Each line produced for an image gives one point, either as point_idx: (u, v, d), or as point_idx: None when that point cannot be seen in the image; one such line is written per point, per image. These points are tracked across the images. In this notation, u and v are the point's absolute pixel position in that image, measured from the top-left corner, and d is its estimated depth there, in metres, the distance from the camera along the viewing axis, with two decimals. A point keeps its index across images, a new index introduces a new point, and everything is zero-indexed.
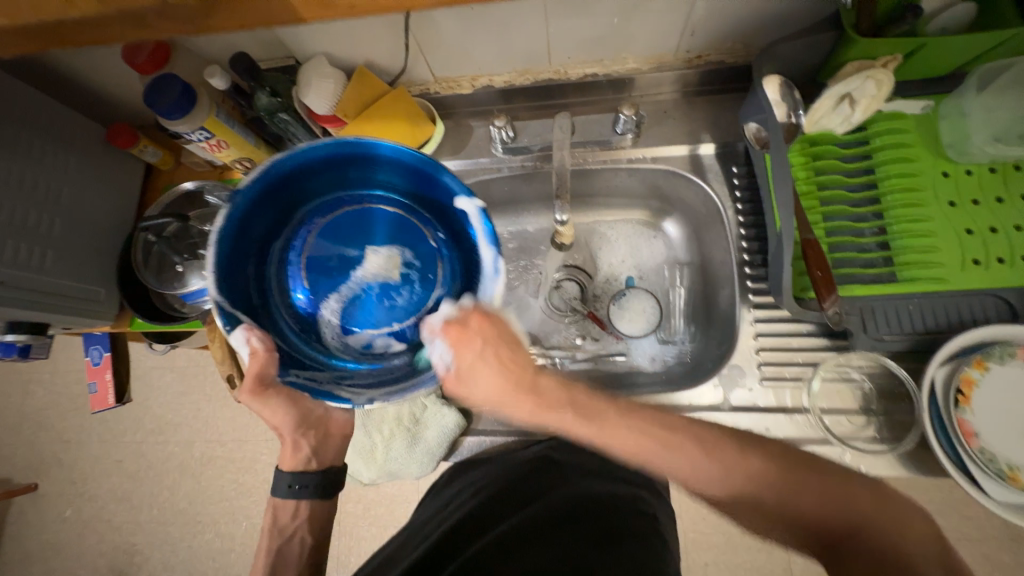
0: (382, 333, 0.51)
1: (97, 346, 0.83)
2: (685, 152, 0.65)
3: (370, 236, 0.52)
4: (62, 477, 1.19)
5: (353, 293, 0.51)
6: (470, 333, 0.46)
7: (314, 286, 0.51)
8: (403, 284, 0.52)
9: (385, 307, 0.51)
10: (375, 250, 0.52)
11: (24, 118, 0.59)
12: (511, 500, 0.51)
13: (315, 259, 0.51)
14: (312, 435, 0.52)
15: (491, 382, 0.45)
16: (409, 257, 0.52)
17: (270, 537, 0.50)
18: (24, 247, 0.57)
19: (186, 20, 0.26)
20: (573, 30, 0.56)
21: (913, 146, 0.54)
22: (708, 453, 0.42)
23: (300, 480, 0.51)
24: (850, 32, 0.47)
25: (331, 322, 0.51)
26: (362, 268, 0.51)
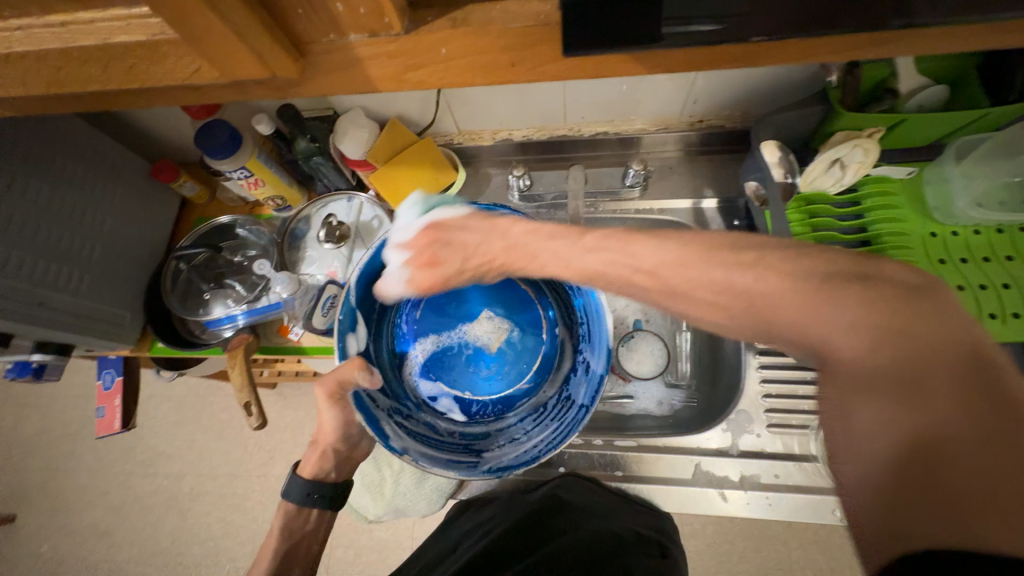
0: (450, 394, 0.55)
1: (109, 370, 0.84)
2: (689, 205, 0.69)
3: (492, 306, 0.57)
4: (42, 509, 1.15)
5: (447, 344, 0.56)
6: (433, 238, 0.48)
7: (424, 323, 0.56)
8: (489, 360, 0.56)
9: (465, 375, 0.56)
10: (488, 320, 0.57)
11: (81, 154, 0.64)
12: (522, 538, 0.53)
13: (441, 300, 0.57)
14: (345, 451, 0.52)
15: (482, 255, 0.47)
16: (509, 340, 0.57)
17: (280, 539, 0.50)
18: (64, 270, 0.60)
19: (278, 88, 0.31)
20: (587, 94, 0.63)
21: (902, 208, 0.59)
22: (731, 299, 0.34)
23: (318, 489, 0.51)
24: (837, 106, 0.53)
25: (417, 358, 0.55)
26: (471, 330, 0.57)
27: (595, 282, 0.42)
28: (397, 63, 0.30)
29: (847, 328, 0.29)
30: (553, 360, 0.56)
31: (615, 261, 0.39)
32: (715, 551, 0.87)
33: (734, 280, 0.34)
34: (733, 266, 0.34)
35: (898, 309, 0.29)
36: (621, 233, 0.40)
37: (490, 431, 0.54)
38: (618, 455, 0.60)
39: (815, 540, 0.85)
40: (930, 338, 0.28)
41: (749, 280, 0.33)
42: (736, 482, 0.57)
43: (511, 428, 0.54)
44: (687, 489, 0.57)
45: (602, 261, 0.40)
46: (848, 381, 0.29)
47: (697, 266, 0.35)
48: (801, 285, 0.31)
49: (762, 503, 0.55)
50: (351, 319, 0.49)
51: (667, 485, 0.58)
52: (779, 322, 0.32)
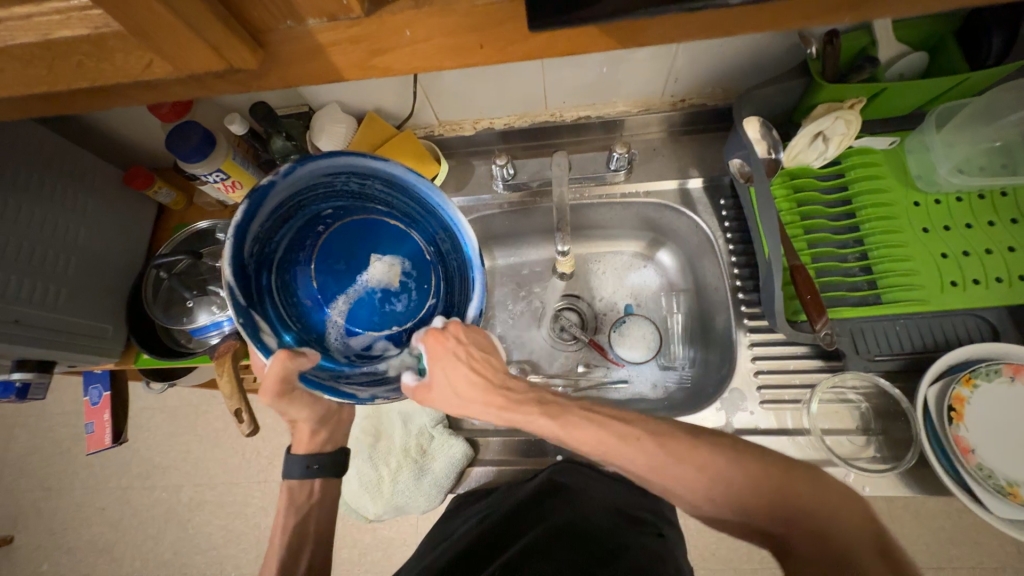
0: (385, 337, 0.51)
1: (96, 384, 0.82)
2: (674, 186, 0.69)
3: (375, 243, 0.52)
4: (40, 528, 1.14)
5: (358, 298, 0.51)
6: (447, 342, 0.47)
7: (320, 286, 0.50)
8: (404, 293, 0.52)
9: (387, 314, 0.51)
10: (379, 258, 0.52)
11: (48, 163, 0.62)
12: (515, 518, 0.53)
13: (327, 262, 0.50)
14: (332, 416, 0.55)
15: (457, 397, 0.47)
16: (408, 267, 0.53)
17: (288, 514, 0.53)
18: (38, 285, 0.59)
19: (241, 81, 0.30)
20: (567, 79, 0.61)
21: (884, 179, 0.59)
22: (669, 472, 0.43)
23: (316, 459, 0.54)
24: (818, 79, 0.52)
25: (336, 323, 0.50)
26: (367, 274, 0.52)
27: (584, 447, 0.46)
28: (363, 48, 0.29)
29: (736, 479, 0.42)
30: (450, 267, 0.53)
31: (597, 429, 0.45)
32: (714, 527, 0.89)
33: (698, 474, 0.43)
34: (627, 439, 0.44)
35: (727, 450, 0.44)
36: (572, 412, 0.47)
37: None
38: None
39: None
40: (793, 490, 0.41)
41: (708, 484, 0.43)
42: None
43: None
44: None
45: (586, 432, 0.45)
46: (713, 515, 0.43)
47: (684, 443, 0.44)
48: (708, 450, 0.44)
49: None
50: (250, 320, 0.43)
51: None
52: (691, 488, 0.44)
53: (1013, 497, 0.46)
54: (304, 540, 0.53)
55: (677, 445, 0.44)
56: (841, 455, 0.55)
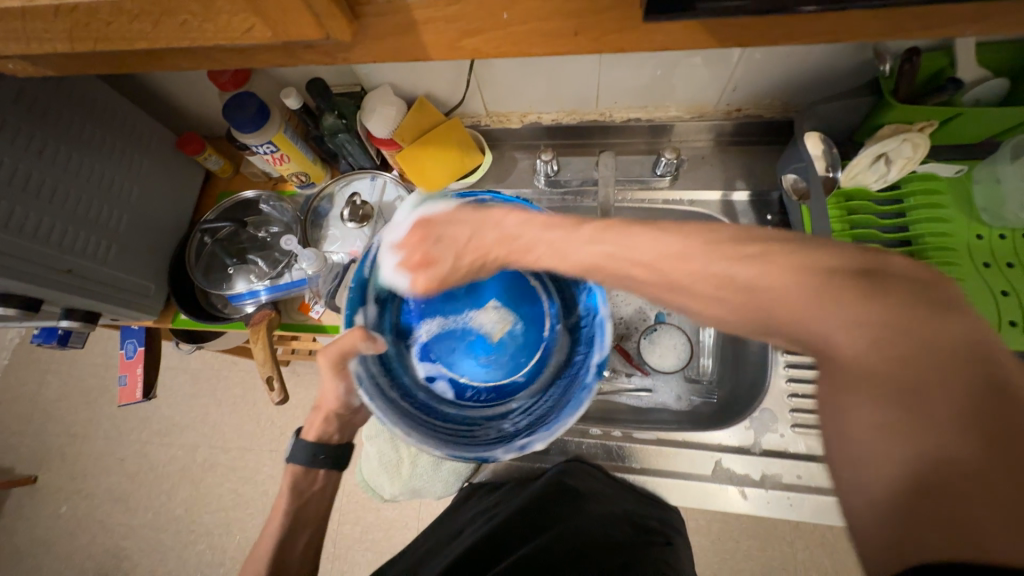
0: (449, 376, 0.55)
1: (132, 339, 0.85)
2: (718, 197, 0.67)
3: (501, 293, 0.56)
4: (63, 472, 1.19)
5: (453, 329, 0.56)
6: (423, 241, 0.48)
7: (431, 304, 0.56)
8: (491, 348, 0.56)
9: (466, 361, 0.55)
10: (491, 308, 0.56)
11: (110, 122, 0.64)
12: (524, 522, 0.52)
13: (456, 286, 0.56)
14: (346, 414, 0.55)
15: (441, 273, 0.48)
16: (514, 331, 0.56)
17: (289, 498, 0.54)
18: (92, 238, 0.61)
19: (327, 52, 0.30)
20: (621, 78, 0.60)
21: (947, 208, 0.57)
22: (673, 270, 0.34)
23: (323, 450, 0.54)
24: (888, 98, 0.50)
25: (422, 337, 0.56)
26: (475, 314, 0.56)
27: (591, 274, 0.41)
28: (454, 28, 0.29)
29: (846, 327, 0.27)
30: (566, 350, 0.55)
31: (611, 251, 0.38)
32: (720, 547, 0.87)
33: (701, 267, 0.33)
34: (733, 260, 0.32)
35: (915, 302, 0.27)
36: (620, 224, 0.39)
37: (484, 419, 0.53)
38: (635, 447, 0.59)
39: (821, 542, 0.84)
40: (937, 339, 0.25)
41: (751, 274, 0.31)
42: (757, 480, 0.55)
43: (507, 421, 0.51)
44: (699, 485, 0.56)
45: (598, 253, 0.39)
46: (845, 379, 0.27)
47: (698, 256, 0.33)
48: (679, 254, 0.34)
49: (782, 503, 0.54)
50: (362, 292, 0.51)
51: (685, 480, 0.57)
52: (779, 318, 0.30)
53: None
54: (301, 527, 0.54)
55: (697, 261, 0.33)
56: None
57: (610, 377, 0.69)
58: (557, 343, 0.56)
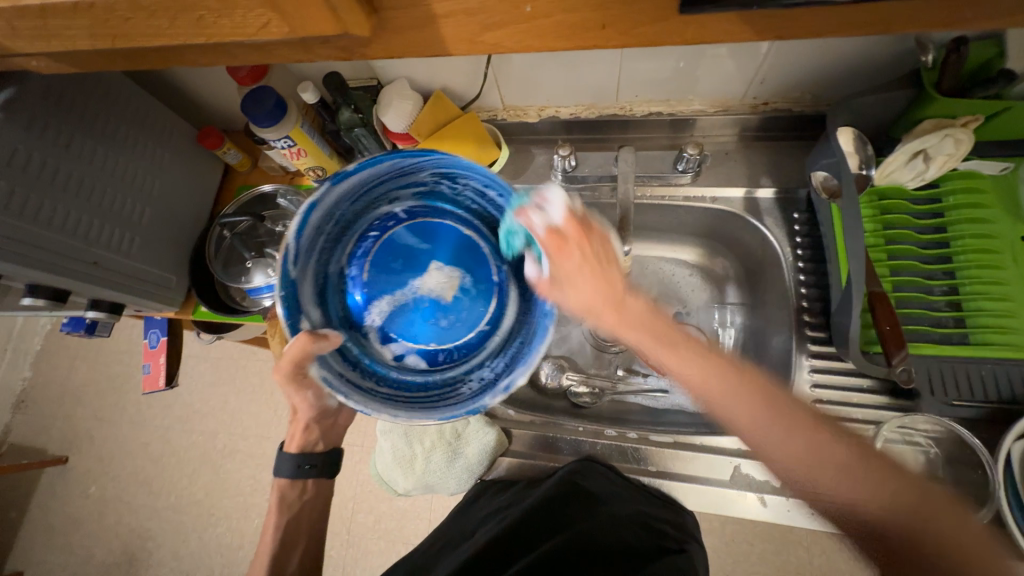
0: (417, 347, 0.52)
1: (155, 330, 0.88)
2: (742, 194, 0.65)
3: (436, 252, 0.53)
4: (91, 455, 1.23)
5: (405, 301, 0.52)
6: (570, 246, 0.47)
7: (372, 283, 0.52)
8: (448, 308, 0.53)
9: (429, 326, 0.52)
10: (437, 267, 0.53)
11: (133, 116, 0.65)
12: (530, 525, 0.51)
13: (389, 257, 0.52)
14: (325, 420, 0.55)
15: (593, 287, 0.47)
16: (465, 283, 0.53)
17: (278, 512, 0.54)
18: (116, 231, 0.62)
19: (344, 47, 0.30)
20: (644, 71, 0.58)
21: (989, 207, 0.53)
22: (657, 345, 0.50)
23: (308, 459, 0.54)
24: (930, 91, 0.47)
25: (375, 322, 0.51)
26: (420, 279, 0.52)
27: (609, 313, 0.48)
28: (475, 22, 0.28)
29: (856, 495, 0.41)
30: (516, 286, 0.53)
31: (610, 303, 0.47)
32: (733, 549, 0.85)
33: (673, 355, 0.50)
34: (706, 362, 0.49)
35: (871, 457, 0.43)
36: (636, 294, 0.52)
37: (458, 378, 0.50)
38: (651, 449, 0.58)
39: (839, 548, 0.82)
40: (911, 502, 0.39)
41: (688, 358, 0.50)
42: (777, 487, 0.54)
43: (482, 376, 0.50)
44: (717, 490, 0.55)
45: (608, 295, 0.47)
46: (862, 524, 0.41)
47: (674, 334, 0.51)
48: (670, 348, 0.50)
49: (802, 511, 0.53)
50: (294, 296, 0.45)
51: (701, 484, 0.56)
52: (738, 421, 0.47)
53: None
54: (296, 541, 0.55)
55: (668, 335, 0.50)
56: None
57: (626, 375, 0.69)
58: (510, 290, 0.53)
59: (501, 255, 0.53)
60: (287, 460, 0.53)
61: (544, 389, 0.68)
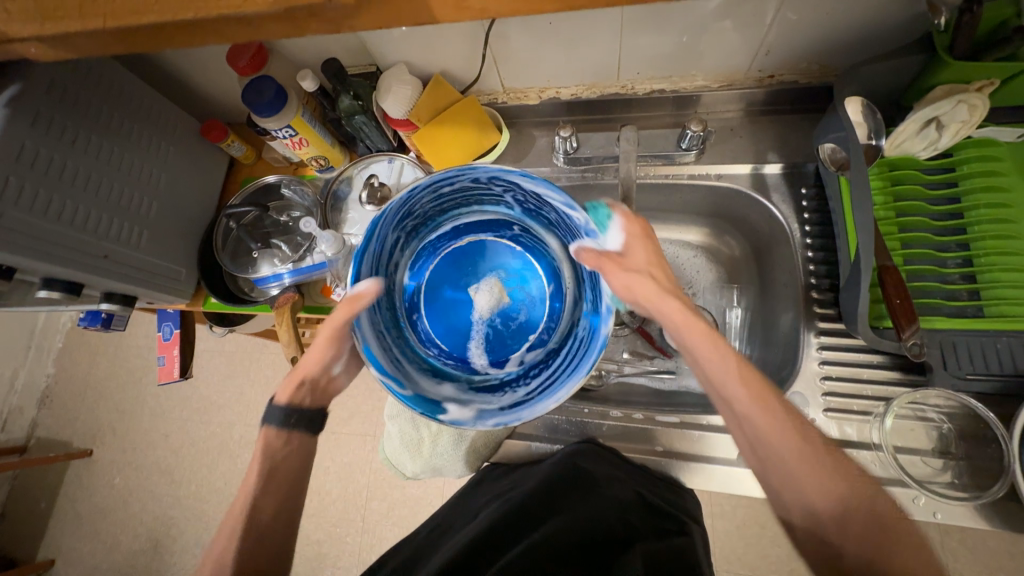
0: (525, 347, 0.52)
1: (168, 322, 0.89)
2: (748, 171, 0.64)
3: (471, 275, 0.54)
4: (114, 446, 1.27)
5: (484, 328, 0.52)
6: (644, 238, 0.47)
7: (452, 340, 0.52)
8: (517, 303, 0.53)
9: (517, 326, 0.53)
10: (477, 289, 0.53)
11: (138, 110, 0.66)
12: (531, 507, 0.52)
13: (445, 317, 0.53)
14: (321, 380, 0.53)
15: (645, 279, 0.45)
16: (504, 274, 0.54)
17: (258, 458, 0.49)
18: (125, 224, 0.63)
19: (331, 20, 0.30)
20: (645, 46, 0.57)
21: (1007, 175, 0.51)
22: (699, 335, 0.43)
23: (296, 412, 0.51)
24: (942, 54, 0.45)
25: (482, 361, 0.52)
26: (478, 307, 0.53)
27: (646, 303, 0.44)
28: None
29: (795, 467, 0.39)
30: (535, 238, 0.53)
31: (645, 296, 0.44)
32: (746, 532, 0.85)
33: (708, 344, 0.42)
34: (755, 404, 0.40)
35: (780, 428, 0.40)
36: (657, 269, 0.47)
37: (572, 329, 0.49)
38: (658, 429, 0.58)
39: None
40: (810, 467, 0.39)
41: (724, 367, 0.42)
42: None
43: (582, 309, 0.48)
44: (724, 470, 0.55)
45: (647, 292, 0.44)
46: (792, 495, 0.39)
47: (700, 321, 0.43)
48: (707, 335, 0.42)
49: None
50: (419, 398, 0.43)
51: (706, 463, 0.56)
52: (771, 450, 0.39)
53: None
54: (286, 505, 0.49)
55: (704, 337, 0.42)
56: (915, 476, 0.51)
57: (632, 359, 0.68)
58: (538, 239, 0.53)
59: (504, 218, 0.53)
60: (275, 406, 0.50)
61: None
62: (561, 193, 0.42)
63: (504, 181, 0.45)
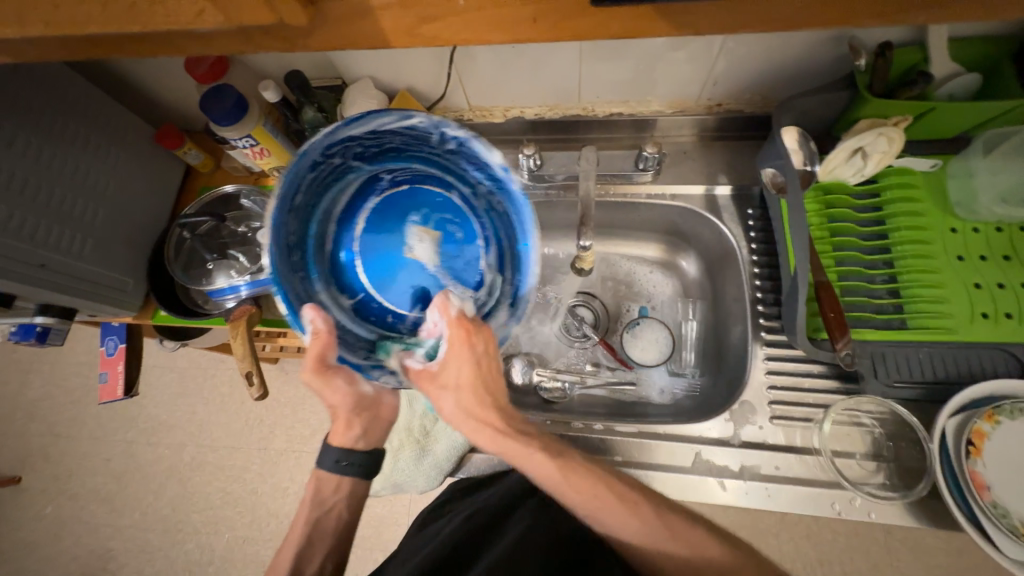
0: (486, 252, 0.49)
1: (113, 336, 0.84)
2: (701, 191, 0.67)
3: (397, 241, 0.47)
4: (46, 473, 1.17)
5: (443, 266, 0.48)
6: (475, 337, 0.43)
7: (431, 300, 0.48)
8: (449, 227, 0.49)
9: (467, 245, 0.49)
10: (412, 247, 0.47)
11: (87, 114, 0.63)
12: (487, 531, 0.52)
13: (404, 288, 0.47)
14: (367, 412, 0.49)
15: (466, 394, 0.44)
16: (420, 218, 0.48)
17: (311, 507, 0.52)
18: (66, 233, 0.60)
19: (287, 38, 0.30)
20: (602, 73, 0.60)
21: (922, 201, 0.57)
22: (528, 461, 0.45)
23: (348, 457, 0.50)
24: (864, 91, 0.50)
25: (467, 293, 0.48)
26: (421, 260, 0.48)
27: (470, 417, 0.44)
28: (412, 13, 0.30)
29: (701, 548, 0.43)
30: (402, 171, 0.49)
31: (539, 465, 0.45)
32: None
33: (567, 479, 0.45)
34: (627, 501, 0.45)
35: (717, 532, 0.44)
36: (513, 432, 0.45)
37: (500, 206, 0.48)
38: (617, 441, 0.59)
39: (806, 534, 0.84)
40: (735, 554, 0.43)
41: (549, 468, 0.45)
42: (736, 471, 0.56)
43: (487, 186, 0.48)
44: (683, 477, 0.56)
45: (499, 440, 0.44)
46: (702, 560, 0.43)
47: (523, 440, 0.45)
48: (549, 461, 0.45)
49: (761, 494, 0.54)
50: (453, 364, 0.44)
51: (664, 471, 0.57)
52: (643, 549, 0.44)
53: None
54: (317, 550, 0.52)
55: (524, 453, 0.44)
56: (851, 478, 0.54)
57: (594, 370, 0.71)
58: (404, 164, 0.49)
59: (365, 176, 0.48)
60: (327, 454, 0.50)
61: (516, 387, 0.69)
62: (391, 112, 0.42)
63: (337, 145, 0.43)
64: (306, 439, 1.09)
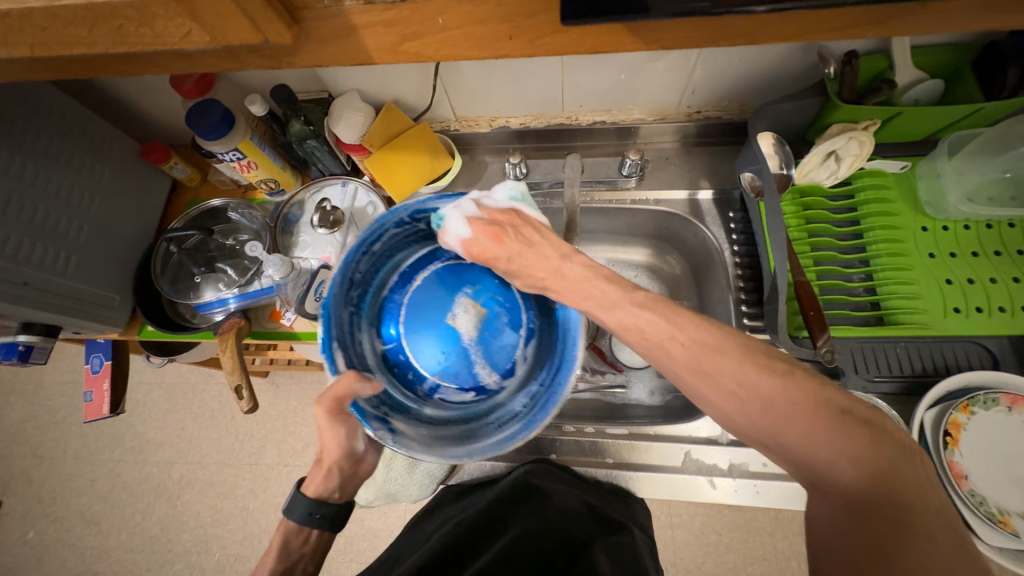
0: (519, 348, 0.54)
1: (98, 354, 0.83)
2: (683, 196, 0.69)
3: (441, 311, 0.54)
4: (28, 497, 1.14)
5: (477, 345, 0.53)
6: (503, 229, 0.47)
7: (455, 371, 0.53)
8: (496, 314, 0.54)
9: (504, 332, 0.54)
10: (453, 319, 0.53)
11: (71, 131, 0.63)
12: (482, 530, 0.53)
13: (434, 352, 0.53)
14: (348, 467, 0.49)
15: (528, 266, 0.46)
16: (470, 296, 0.54)
17: (277, 560, 0.46)
18: (50, 249, 0.59)
19: (272, 56, 0.31)
20: (585, 82, 0.62)
21: (894, 202, 0.59)
22: (709, 359, 0.37)
23: (320, 510, 0.47)
24: (833, 97, 0.52)
25: (490, 377, 0.53)
26: (460, 333, 0.53)
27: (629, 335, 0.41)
28: (394, 32, 0.31)
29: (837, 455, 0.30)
30: (468, 254, 0.55)
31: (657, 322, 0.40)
32: (703, 541, 0.87)
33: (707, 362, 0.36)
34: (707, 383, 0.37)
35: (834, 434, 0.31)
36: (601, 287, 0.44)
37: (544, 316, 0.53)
38: (609, 442, 0.60)
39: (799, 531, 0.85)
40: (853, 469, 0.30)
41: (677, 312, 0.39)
42: (725, 469, 0.57)
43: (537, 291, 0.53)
44: (674, 477, 0.57)
45: (629, 314, 0.41)
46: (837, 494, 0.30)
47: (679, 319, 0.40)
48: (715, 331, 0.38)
49: (749, 491, 0.56)
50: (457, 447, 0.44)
51: (655, 471, 0.58)
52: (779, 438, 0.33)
53: (998, 524, 0.47)
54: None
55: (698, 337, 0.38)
56: None
57: (585, 374, 0.71)
58: None
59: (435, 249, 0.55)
60: (299, 503, 0.47)
61: None
62: (473, 201, 0.48)
63: (425, 215, 0.50)
64: (298, 453, 1.08)
